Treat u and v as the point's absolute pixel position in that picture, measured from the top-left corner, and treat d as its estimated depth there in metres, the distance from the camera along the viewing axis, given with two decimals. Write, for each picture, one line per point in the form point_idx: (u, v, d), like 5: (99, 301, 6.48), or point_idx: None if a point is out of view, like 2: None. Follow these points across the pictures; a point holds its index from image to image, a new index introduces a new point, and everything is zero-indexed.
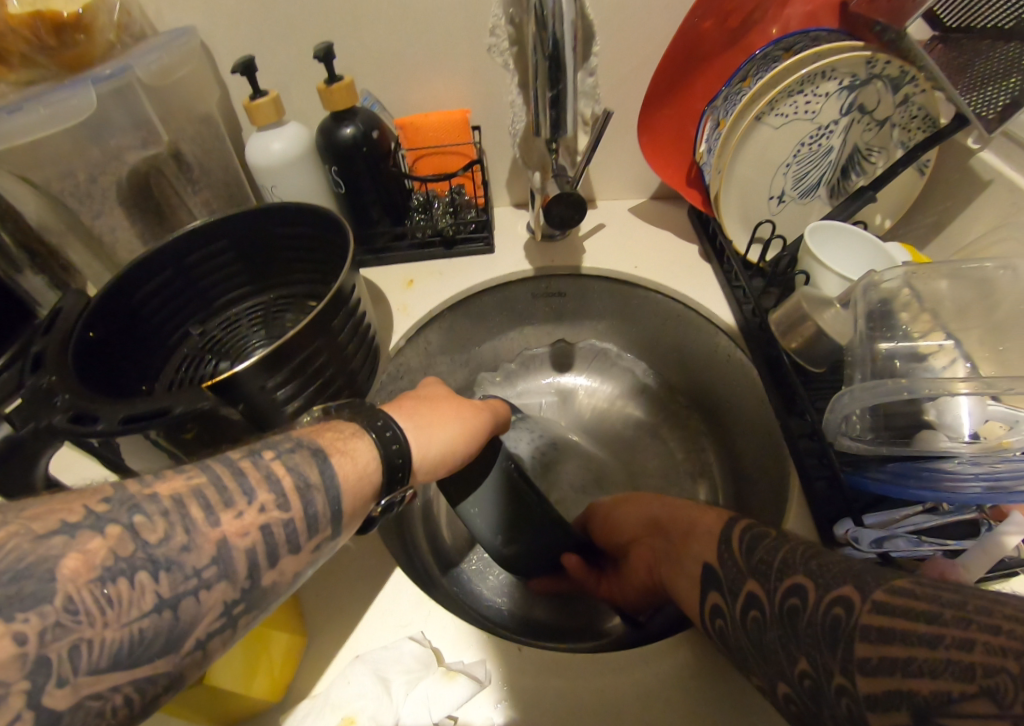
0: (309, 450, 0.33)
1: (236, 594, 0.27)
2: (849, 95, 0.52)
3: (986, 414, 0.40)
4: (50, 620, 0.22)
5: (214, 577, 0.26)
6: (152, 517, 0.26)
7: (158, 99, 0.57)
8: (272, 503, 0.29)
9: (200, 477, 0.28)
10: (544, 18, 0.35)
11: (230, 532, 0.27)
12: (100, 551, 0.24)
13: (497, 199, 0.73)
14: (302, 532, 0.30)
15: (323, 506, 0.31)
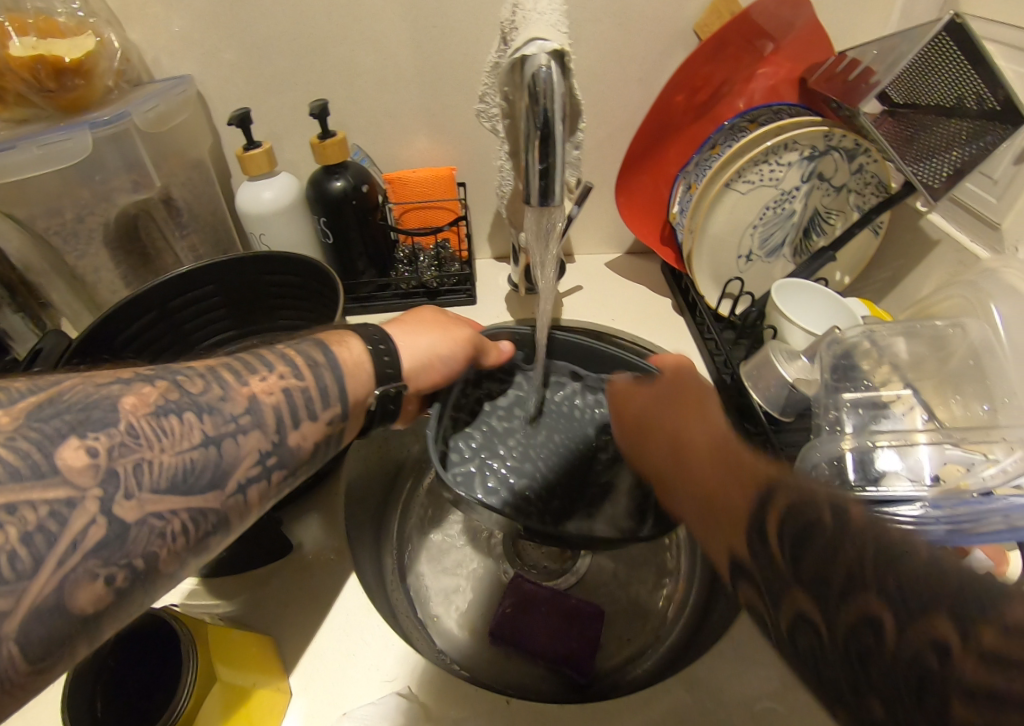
0: (312, 342, 0.37)
1: (269, 445, 0.31)
2: (810, 165, 0.56)
3: (944, 458, 0.45)
4: (116, 439, 0.26)
5: (249, 425, 0.30)
6: (194, 377, 0.30)
7: (153, 143, 0.58)
8: (289, 372, 0.33)
9: (230, 364, 0.32)
10: (536, 94, 0.38)
11: (257, 390, 0.31)
12: (153, 395, 0.28)
13: (480, 251, 0.76)
14: (316, 401, 0.34)
15: (333, 381, 0.35)
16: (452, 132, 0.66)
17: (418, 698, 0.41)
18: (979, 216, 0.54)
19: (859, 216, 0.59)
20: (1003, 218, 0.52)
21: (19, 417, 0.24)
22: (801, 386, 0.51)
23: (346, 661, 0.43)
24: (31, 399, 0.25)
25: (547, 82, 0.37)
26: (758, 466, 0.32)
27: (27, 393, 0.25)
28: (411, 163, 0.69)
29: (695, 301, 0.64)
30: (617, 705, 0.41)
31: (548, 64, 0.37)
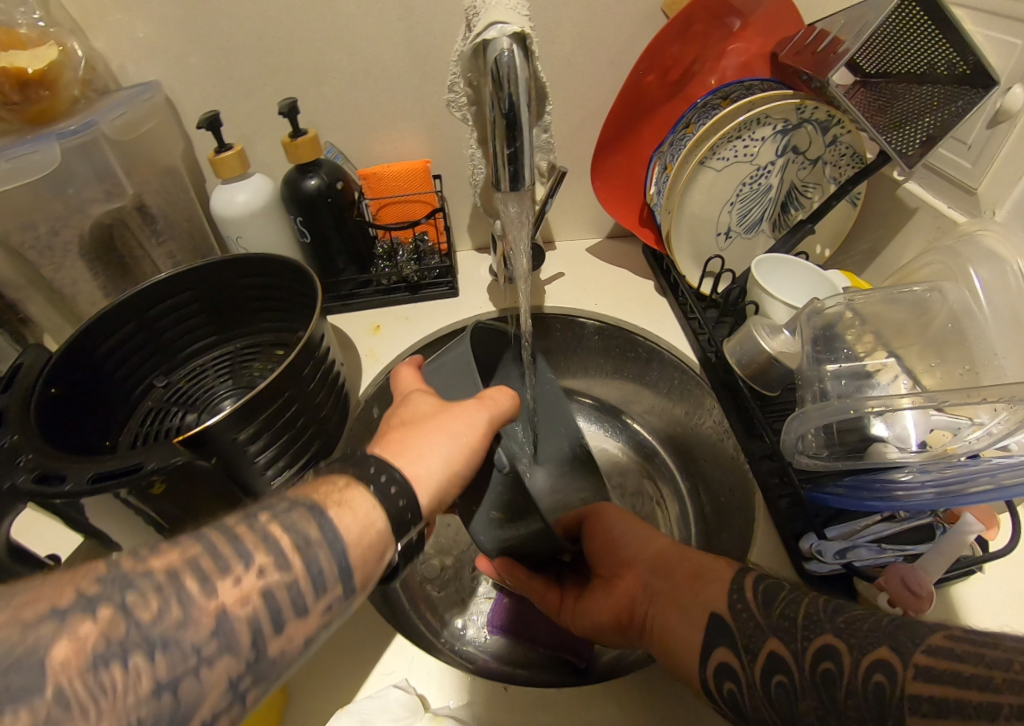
0: (306, 507, 0.32)
1: (241, 667, 0.27)
2: (784, 138, 0.56)
3: (931, 424, 0.46)
4: (41, 713, 0.21)
5: (215, 653, 0.26)
6: (145, 594, 0.26)
7: (122, 151, 0.57)
8: (270, 567, 0.29)
9: (191, 550, 0.28)
10: (500, 80, 0.37)
11: (228, 602, 0.27)
12: (91, 637, 0.23)
13: (460, 243, 0.75)
14: (305, 595, 0.30)
15: (328, 564, 0.31)
16: (425, 126, 0.65)
17: (417, 690, 0.41)
18: (955, 182, 0.54)
19: (835, 187, 0.59)
20: (979, 182, 0.51)
21: None
22: (784, 359, 0.51)
23: (348, 659, 0.43)
24: None
25: (511, 67, 0.37)
26: (702, 550, 0.44)
27: None
28: (387, 158, 0.68)
29: (676, 280, 0.64)
30: (619, 684, 0.41)
31: (511, 48, 0.37)
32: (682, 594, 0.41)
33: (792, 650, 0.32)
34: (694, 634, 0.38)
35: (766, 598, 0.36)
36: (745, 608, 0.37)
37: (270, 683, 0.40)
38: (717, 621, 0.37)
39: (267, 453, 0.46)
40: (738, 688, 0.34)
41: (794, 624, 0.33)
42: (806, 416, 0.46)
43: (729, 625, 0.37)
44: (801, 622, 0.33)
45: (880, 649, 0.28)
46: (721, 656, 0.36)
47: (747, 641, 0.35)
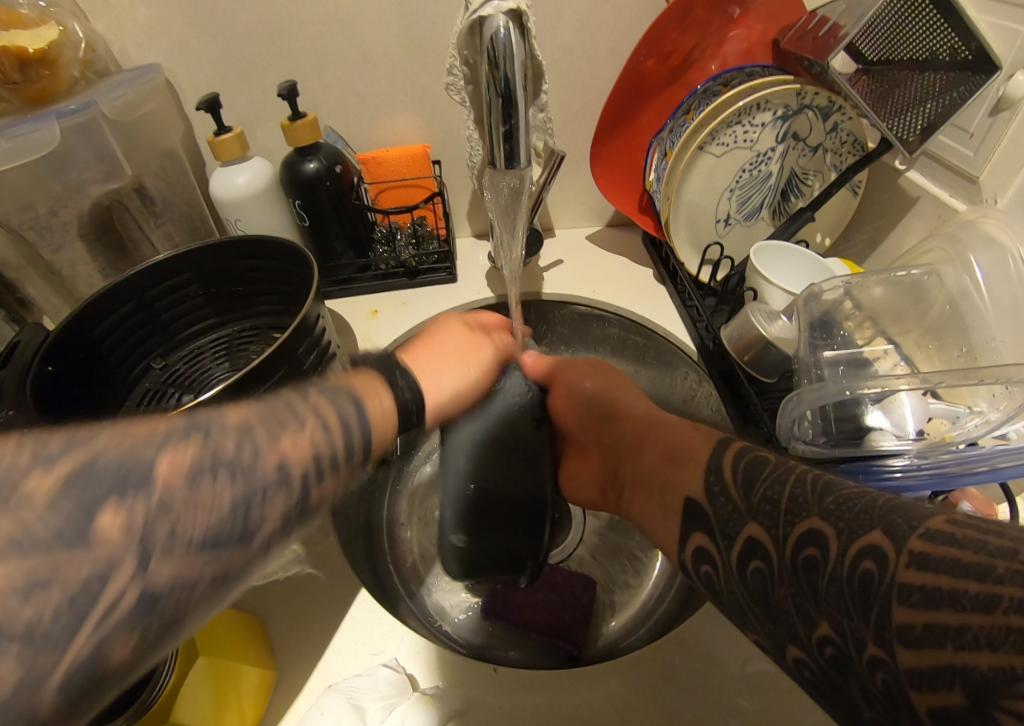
0: (347, 391, 0.30)
1: (294, 505, 0.24)
2: (784, 125, 0.56)
3: (930, 412, 0.45)
4: (111, 582, 0.18)
5: (276, 495, 0.23)
6: (205, 449, 0.22)
7: (122, 132, 0.57)
8: (324, 431, 0.27)
9: (248, 413, 0.25)
10: (495, 57, 0.37)
11: (289, 454, 0.24)
12: (165, 476, 0.20)
13: (460, 230, 0.75)
14: (346, 453, 0.27)
15: (362, 437, 0.29)
16: (425, 111, 0.65)
17: (406, 670, 0.41)
18: (956, 170, 0.54)
19: (836, 175, 0.59)
20: (980, 171, 0.51)
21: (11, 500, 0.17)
22: (780, 345, 0.51)
23: (339, 638, 0.43)
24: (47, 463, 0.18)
25: (506, 44, 0.37)
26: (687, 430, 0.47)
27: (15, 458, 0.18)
28: (387, 144, 0.68)
29: (675, 268, 0.64)
30: (609, 667, 0.41)
31: (507, 25, 0.37)
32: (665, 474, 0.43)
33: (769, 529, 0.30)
34: (671, 522, 0.40)
35: (746, 474, 0.35)
36: (719, 494, 0.36)
37: (260, 661, 0.39)
38: (691, 504, 0.38)
39: None
40: (715, 572, 0.34)
41: (777, 507, 0.30)
42: (801, 400, 0.46)
43: (704, 507, 0.37)
44: (785, 505, 0.30)
45: (873, 532, 0.25)
46: (697, 540, 0.36)
47: (724, 526, 0.34)
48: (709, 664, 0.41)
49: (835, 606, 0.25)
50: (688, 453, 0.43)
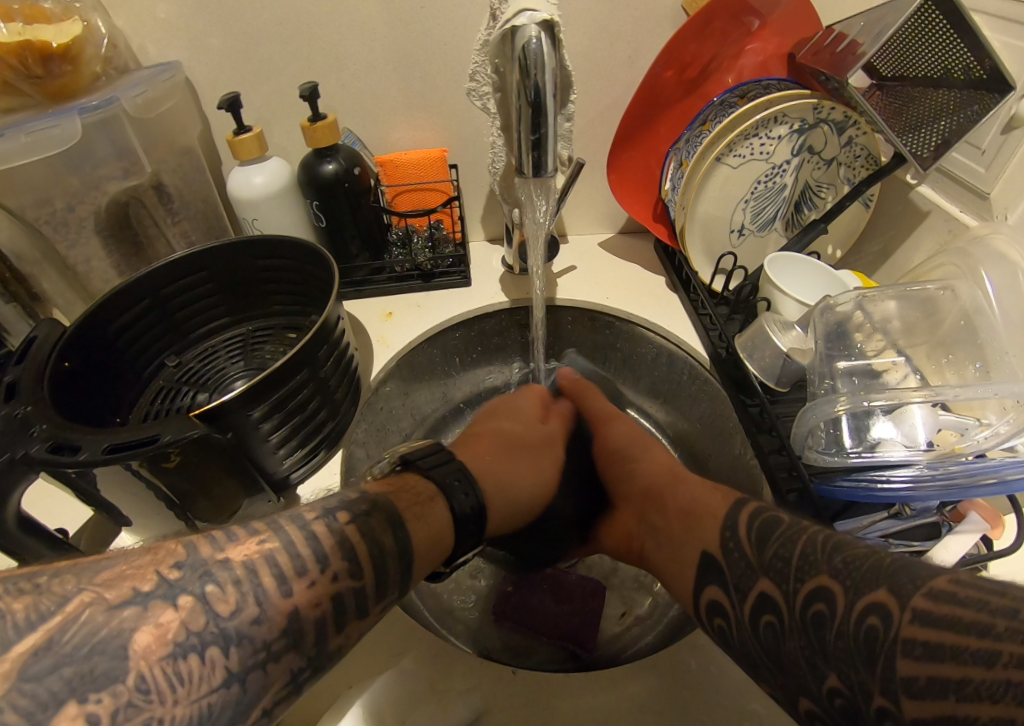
0: (386, 515, 0.36)
1: (302, 661, 0.27)
2: (799, 138, 0.57)
3: (939, 423, 0.46)
4: (121, 699, 0.20)
5: (282, 648, 0.26)
6: (225, 586, 0.25)
7: (141, 130, 0.57)
8: (342, 570, 0.30)
9: (269, 543, 0.28)
10: (528, 66, 0.38)
11: (302, 602, 0.28)
12: (172, 625, 0.23)
13: (474, 234, 0.76)
14: (368, 597, 0.32)
15: (393, 572, 0.34)
16: (443, 115, 0.66)
17: (422, 674, 0.41)
18: (968, 187, 0.55)
19: (849, 188, 0.59)
20: (992, 187, 0.52)
21: (7, 672, 0.19)
22: (796, 355, 0.52)
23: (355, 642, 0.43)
24: (26, 637, 0.20)
25: (538, 53, 0.38)
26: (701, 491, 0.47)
27: (32, 620, 0.20)
28: (403, 146, 0.69)
29: (689, 276, 0.64)
30: (623, 673, 0.41)
31: (539, 36, 0.38)
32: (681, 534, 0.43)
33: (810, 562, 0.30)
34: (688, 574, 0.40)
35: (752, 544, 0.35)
36: (734, 549, 0.36)
37: None
38: (709, 562, 0.38)
39: (280, 432, 0.47)
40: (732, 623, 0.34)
41: (788, 564, 0.32)
42: (818, 410, 0.47)
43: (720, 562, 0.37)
44: (796, 563, 0.31)
45: (878, 590, 0.26)
46: (714, 593, 0.36)
47: (738, 580, 0.35)
48: (722, 671, 0.41)
49: (842, 662, 0.26)
50: (705, 508, 0.43)
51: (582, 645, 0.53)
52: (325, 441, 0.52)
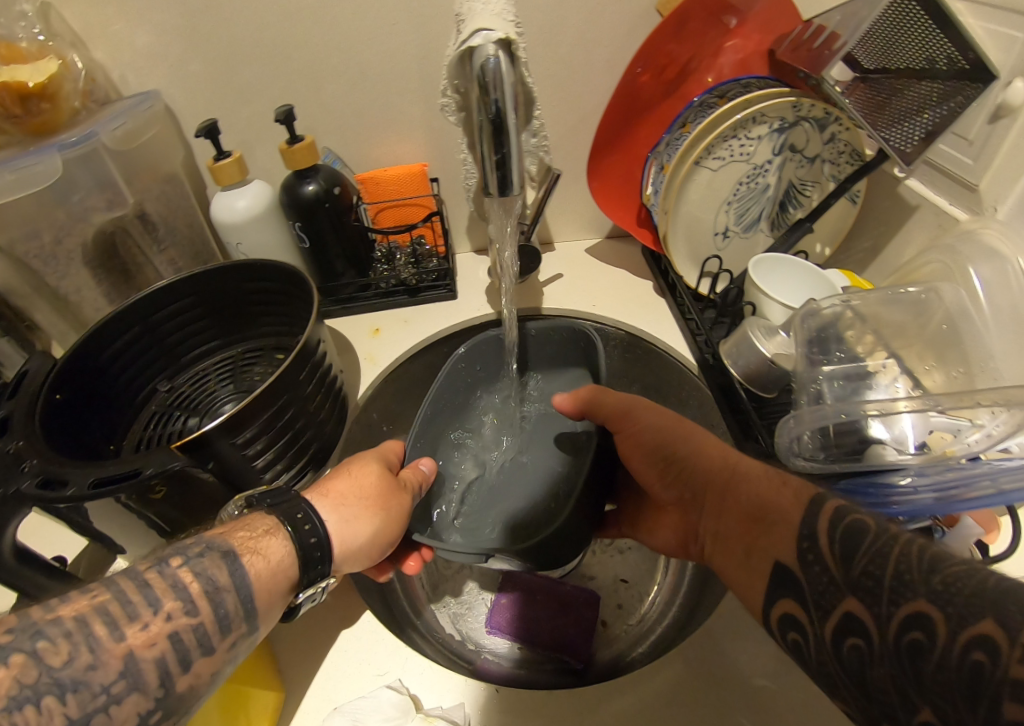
0: (220, 552, 0.32)
1: (151, 704, 0.27)
2: (780, 138, 0.56)
3: (930, 426, 0.44)
4: None
5: (123, 691, 0.26)
6: (56, 640, 0.25)
7: (122, 160, 0.58)
8: (179, 610, 0.29)
9: (101, 595, 0.28)
10: (486, 84, 0.38)
11: (136, 645, 0.27)
12: (4, 682, 0.23)
13: (459, 246, 0.76)
14: (213, 634, 0.30)
15: (236, 604, 0.31)
16: (422, 130, 0.66)
17: (410, 691, 0.42)
18: (957, 179, 0.54)
19: (834, 186, 0.58)
20: (980, 179, 0.51)
21: None
22: (781, 362, 0.51)
23: (345, 659, 0.44)
24: None
25: (496, 72, 0.38)
26: (766, 479, 0.40)
27: None
28: (384, 162, 0.69)
29: (674, 280, 0.64)
30: (612, 685, 0.42)
31: (496, 55, 0.38)
32: (749, 542, 0.38)
33: (875, 614, 0.26)
34: (756, 586, 0.36)
35: (844, 545, 0.30)
36: (814, 559, 0.31)
37: (269, 681, 0.40)
38: (782, 571, 0.34)
39: (267, 458, 0.47)
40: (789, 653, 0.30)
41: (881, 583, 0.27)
42: (802, 421, 0.47)
43: (797, 574, 0.32)
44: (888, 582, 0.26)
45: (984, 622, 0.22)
46: (789, 607, 0.33)
47: (819, 596, 0.30)
48: (710, 683, 0.41)
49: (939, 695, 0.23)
50: (771, 502, 0.37)
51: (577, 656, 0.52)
52: (311, 465, 0.53)
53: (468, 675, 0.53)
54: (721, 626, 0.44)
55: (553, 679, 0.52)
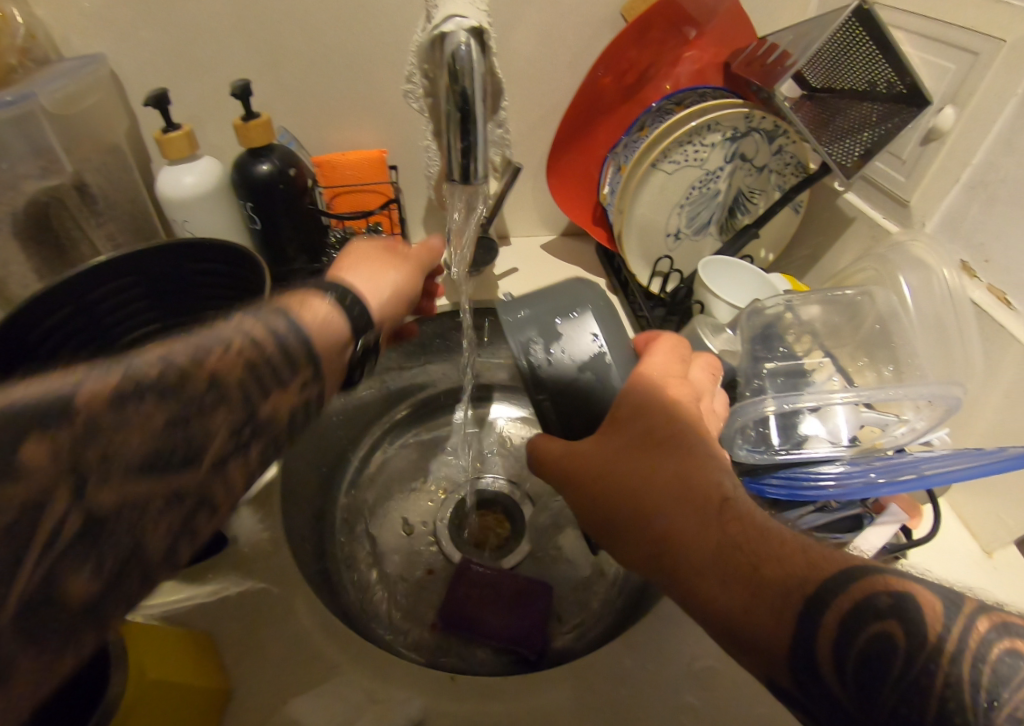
0: (273, 308, 0.31)
1: (240, 418, 0.26)
2: (732, 146, 0.58)
3: (861, 420, 0.48)
4: None
5: (212, 405, 0.25)
6: (132, 399, 0.22)
7: (60, 125, 0.54)
8: (254, 327, 0.28)
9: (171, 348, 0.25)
10: (456, 71, 0.37)
11: (210, 361, 0.25)
12: (90, 424, 0.21)
13: (415, 236, 0.75)
14: (286, 350, 0.29)
15: (295, 339, 0.30)
16: (382, 116, 0.65)
17: (361, 685, 0.41)
18: (890, 196, 0.58)
19: (780, 195, 0.61)
20: (911, 195, 0.55)
21: None
22: (727, 357, 0.54)
23: (295, 653, 0.42)
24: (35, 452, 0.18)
25: (466, 60, 0.37)
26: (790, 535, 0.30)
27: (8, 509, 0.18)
28: (342, 147, 0.68)
29: (626, 278, 0.66)
30: (564, 673, 0.42)
31: (467, 42, 0.38)
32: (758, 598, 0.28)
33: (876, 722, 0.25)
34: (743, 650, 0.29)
35: (872, 644, 0.26)
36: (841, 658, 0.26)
37: (213, 677, 0.39)
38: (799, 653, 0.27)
39: None
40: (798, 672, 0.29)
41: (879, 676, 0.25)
42: (752, 405, 0.48)
43: (817, 664, 0.27)
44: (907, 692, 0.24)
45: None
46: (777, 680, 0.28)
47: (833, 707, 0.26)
48: (656, 667, 0.43)
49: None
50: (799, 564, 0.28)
51: (532, 649, 0.52)
52: None
53: (421, 665, 0.53)
54: (669, 611, 0.46)
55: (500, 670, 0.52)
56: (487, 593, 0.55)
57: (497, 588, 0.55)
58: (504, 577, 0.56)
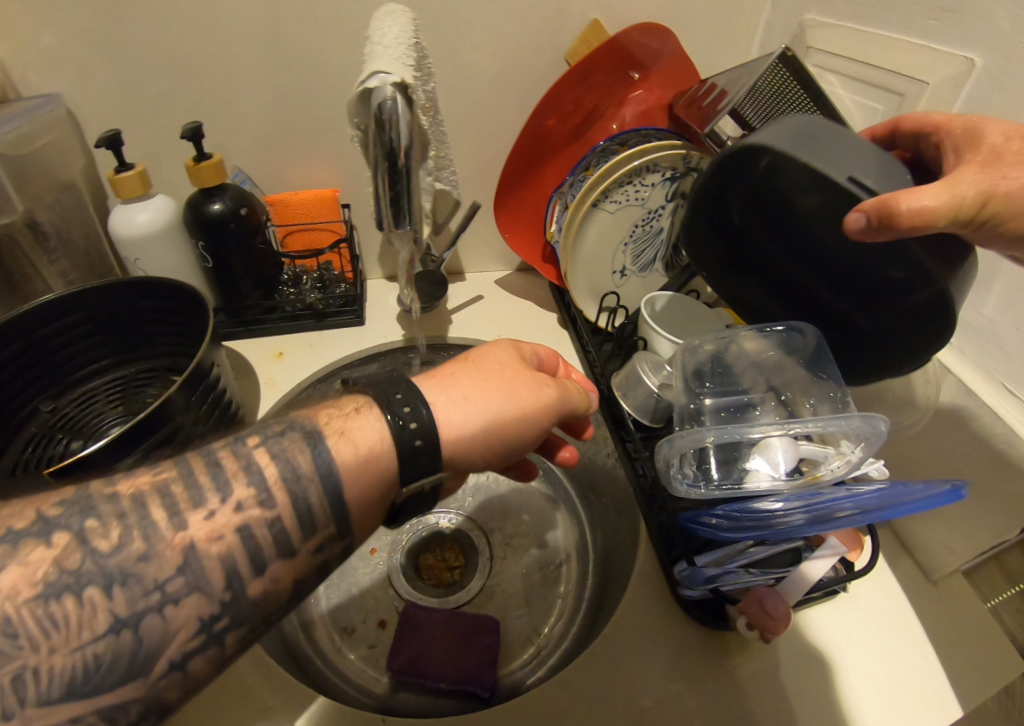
0: (304, 432, 0.31)
1: (214, 609, 0.26)
2: (671, 185, 0.61)
3: (801, 453, 0.47)
4: None
5: (180, 592, 0.25)
6: (105, 521, 0.25)
7: (14, 164, 0.54)
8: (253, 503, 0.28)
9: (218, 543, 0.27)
10: (382, 122, 0.39)
11: (198, 536, 0.26)
12: (42, 565, 0.23)
13: (371, 272, 0.77)
14: (293, 530, 0.29)
15: (319, 499, 0.29)
16: (337, 156, 0.67)
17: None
18: None
19: None
20: None
21: None
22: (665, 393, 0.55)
23: (234, 696, 0.42)
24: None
25: (392, 113, 0.39)
26: None
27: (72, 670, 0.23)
28: (298, 185, 0.69)
29: (575, 314, 0.68)
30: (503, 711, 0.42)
31: (393, 97, 0.39)
32: None
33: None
34: None
35: None
36: None
37: None
38: None
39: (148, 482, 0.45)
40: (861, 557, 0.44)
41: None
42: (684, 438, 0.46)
43: None
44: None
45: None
46: None
47: None
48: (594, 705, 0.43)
49: None
50: None
51: (484, 686, 0.52)
52: None
53: (376, 711, 0.53)
54: (616, 643, 0.46)
55: (455, 710, 0.52)
56: (437, 632, 0.55)
57: (448, 625, 0.56)
58: (452, 616, 0.56)
